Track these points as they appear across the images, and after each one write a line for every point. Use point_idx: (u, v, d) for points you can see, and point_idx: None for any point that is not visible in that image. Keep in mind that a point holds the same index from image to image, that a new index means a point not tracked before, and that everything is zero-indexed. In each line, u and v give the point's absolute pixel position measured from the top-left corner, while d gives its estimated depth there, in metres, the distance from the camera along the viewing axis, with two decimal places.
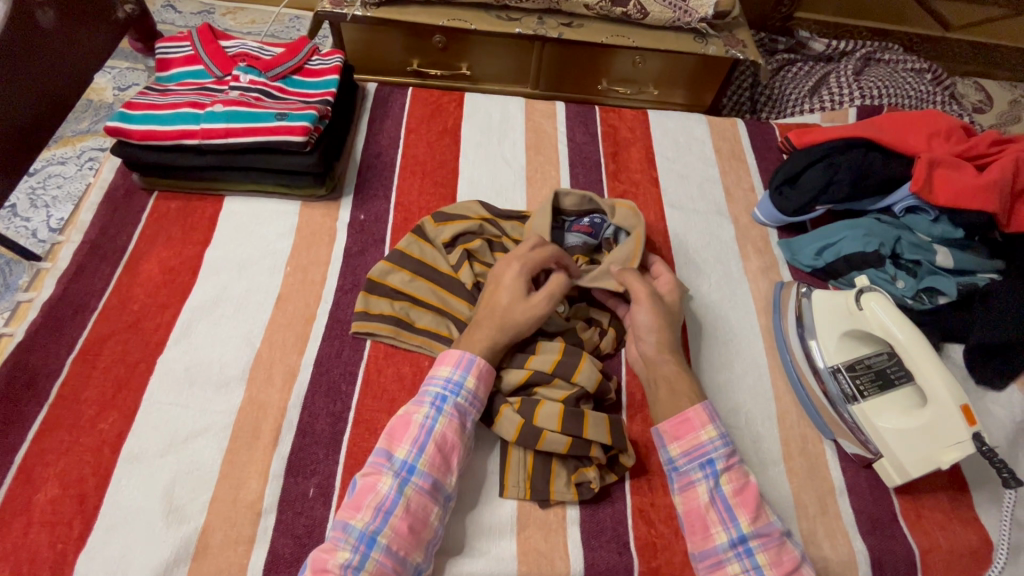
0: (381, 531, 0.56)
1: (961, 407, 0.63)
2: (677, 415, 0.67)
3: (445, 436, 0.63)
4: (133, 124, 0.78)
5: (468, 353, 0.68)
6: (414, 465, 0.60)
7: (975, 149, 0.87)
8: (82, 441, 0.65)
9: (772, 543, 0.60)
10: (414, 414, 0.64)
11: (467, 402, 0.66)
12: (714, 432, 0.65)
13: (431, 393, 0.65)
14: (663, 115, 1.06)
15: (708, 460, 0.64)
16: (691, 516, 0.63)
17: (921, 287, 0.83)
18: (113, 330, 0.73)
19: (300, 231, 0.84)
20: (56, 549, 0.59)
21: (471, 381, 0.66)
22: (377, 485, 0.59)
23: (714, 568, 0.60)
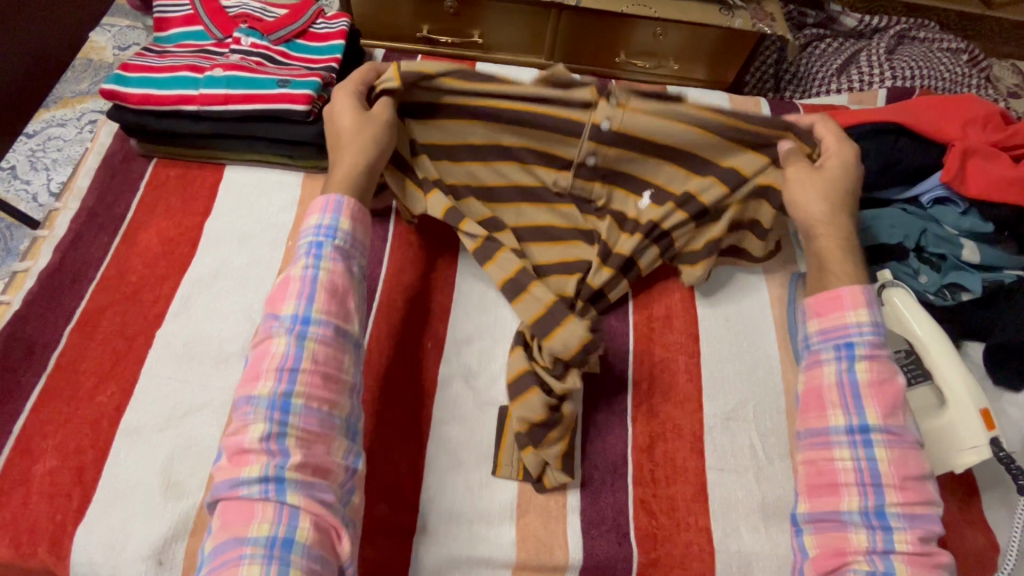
0: (292, 392, 0.55)
1: (981, 410, 0.63)
2: (828, 291, 0.63)
3: (334, 282, 0.60)
4: (130, 87, 0.75)
5: (334, 196, 0.64)
6: (307, 316, 0.58)
7: (1012, 139, 0.83)
8: (81, 412, 0.64)
9: (897, 444, 0.58)
10: (292, 271, 0.61)
11: (348, 243, 0.63)
12: (865, 316, 0.61)
13: (293, 288, 0.59)
14: (684, 92, 1.01)
15: (846, 343, 0.61)
16: (810, 394, 0.63)
17: (945, 283, 0.80)
18: (112, 301, 0.72)
19: (302, 205, 0.82)
20: (56, 520, 0.59)
21: (343, 224, 0.63)
22: (272, 349, 0.57)
23: (818, 447, 0.60)
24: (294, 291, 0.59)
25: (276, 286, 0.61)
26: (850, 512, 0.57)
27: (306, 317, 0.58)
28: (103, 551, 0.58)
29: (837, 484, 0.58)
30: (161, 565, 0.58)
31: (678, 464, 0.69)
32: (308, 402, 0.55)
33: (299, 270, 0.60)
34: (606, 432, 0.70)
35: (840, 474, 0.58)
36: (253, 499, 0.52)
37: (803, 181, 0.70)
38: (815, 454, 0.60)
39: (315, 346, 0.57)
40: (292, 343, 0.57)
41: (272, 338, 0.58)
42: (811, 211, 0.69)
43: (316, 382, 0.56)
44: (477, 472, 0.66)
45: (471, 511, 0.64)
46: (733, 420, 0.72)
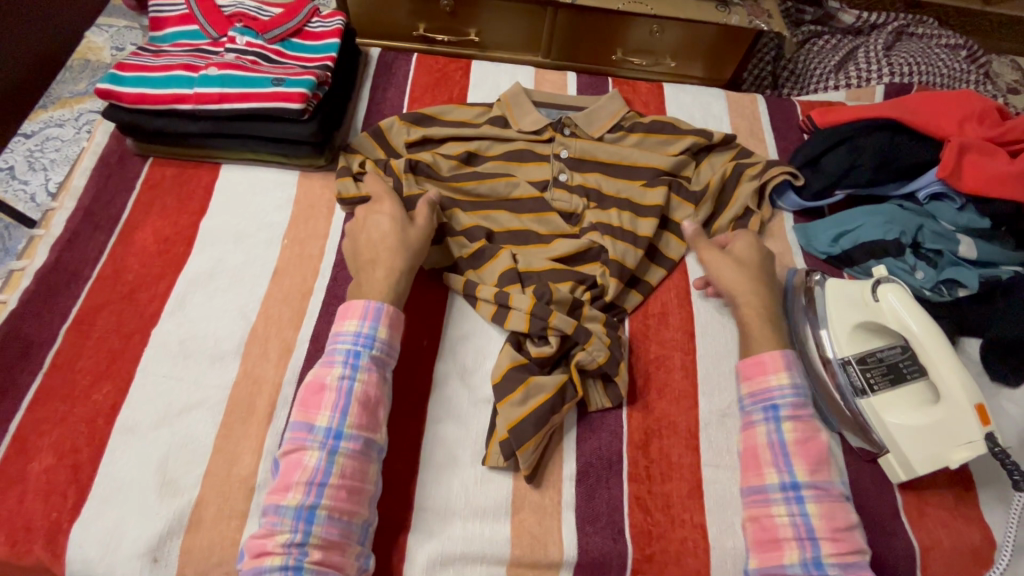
0: (318, 503, 0.56)
1: (975, 407, 0.62)
2: (752, 356, 0.69)
3: (367, 392, 0.62)
4: (125, 87, 0.75)
5: (375, 303, 0.66)
6: (339, 430, 0.59)
7: (1008, 134, 0.83)
8: (77, 410, 0.65)
9: (825, 495, 0.61)
10: (327, 378, 0.62)
11: (382, 352, 0.65)
12: (785, 379, 0.66)
13: (328, 399, 0.61)
14: (680, 89, 1.01)
15: (771, 405, 0.65)
16: (747, 454, 0.65)
17: (942, 279, 0.80)
18: (108, 300, 0.72)
19: (297, 203, 0.82)
20: (52, 518, 0.59)
21: (381, 332, 0.65)
22: (303, 459, 0.58)
23: (759, 504, 0.62)
24: (328, 402, 0.60)
25: (308, 391, 0.62)
26: (791, 565, 0.58)
27: (338, 430, 0.59)
28: (99, 549, 0.58)
29: (778, 539, 0.60)
30: (156, 562, 0.58)
31: (673, 461, 0.69)
32: (331, 512, 0.56)
33: (335, 377, 0.62)
34: (601, 429, 0.70)
35: (780, 528, 0.60)
36: None
37: (722, 266, 0.76)
38: (756, 510, 0.62)
39: (344, 461, 0.58)
40: (323, 458, 0.58)
41: (302, 446, 0.59)
42: (731, 281, 0.74)
43: (341, 496, 0.57)
44: (472, 469, 0.66)
45: (466, 509, 0.64)
46: (729, 415, 0.72)
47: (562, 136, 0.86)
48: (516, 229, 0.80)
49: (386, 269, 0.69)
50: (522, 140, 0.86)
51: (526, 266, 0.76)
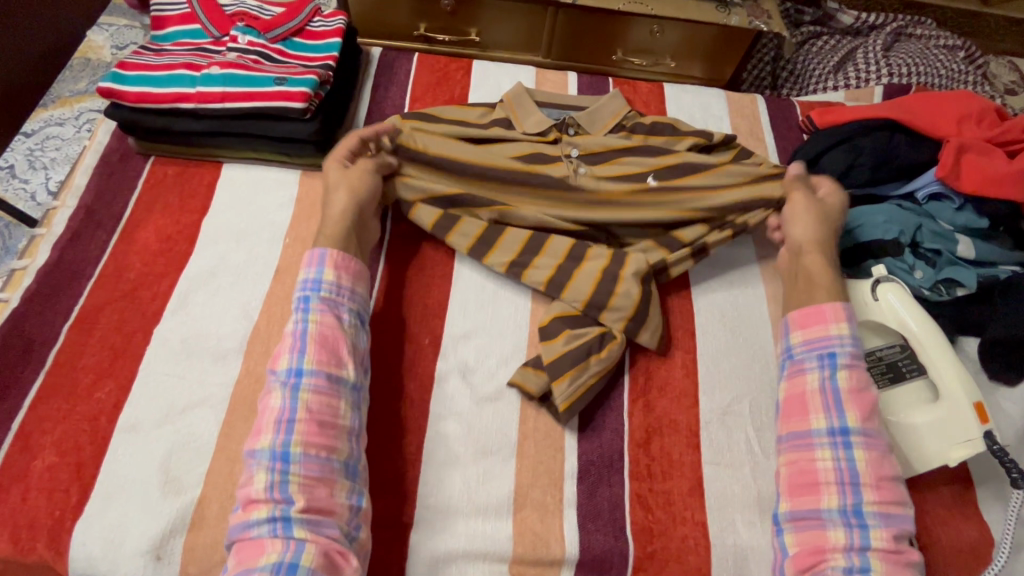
0: (291, 442, 0.57)
1: (975, 404, 0.63)
2: (812, 306, 0.69)
3: (322, 331, 0.64)
4: (127, 86, 0.75)
5: (320, 249, 0.69)
6: (300, 367, 0.61)
7: (1007, 134, 0.83)
8: (79, 409, 0.65)
9: (875, 444, 0.61)
10: (287, 327, 0.65)
11: (333, 292, 0.67)
12: (846, 331, 0.66)
13: (286, 343, 0.63)
14: (680, 89, 1.01)
15: (829, 353, 0.66)
16: (792, 400, 0.65)
17: (940, 278, 0.80)
18: (110, 298, 0.72)
19: (299, 202, 0.82)
20: (55, 516, 0.59)
21: (328, 274, 0.67)
22: (270, 402, 0.60)
23: (801, 449, 0.63)
24: (286, 347, 0.63)
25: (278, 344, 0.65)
26: (829, 510, 0.59)
27: (298, 370, 0.61)
28: (102, 546, 0.58)
29: (818, 483, 0.60)
30: (159, 559, 0.58)
31: (674, 459, 0.69)
32: (307, 450, 0.57)
33: (290, 325, 0.64)
34: (603, 427, 0.71)
35: (822, 473, 0.60)
36: (263, 536, 0.54)
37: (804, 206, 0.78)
38: (795, 455, 0.63)
39: (309, 397, 0.60)
40: (287, 396, 0.60)
41: (269, 391, 0.62)
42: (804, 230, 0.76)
43: (313, 431, 0.58)
44: (474, 467, 0.67)
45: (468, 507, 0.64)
46: (729, 414, 0.72)
47: (568, 137, 0.86)
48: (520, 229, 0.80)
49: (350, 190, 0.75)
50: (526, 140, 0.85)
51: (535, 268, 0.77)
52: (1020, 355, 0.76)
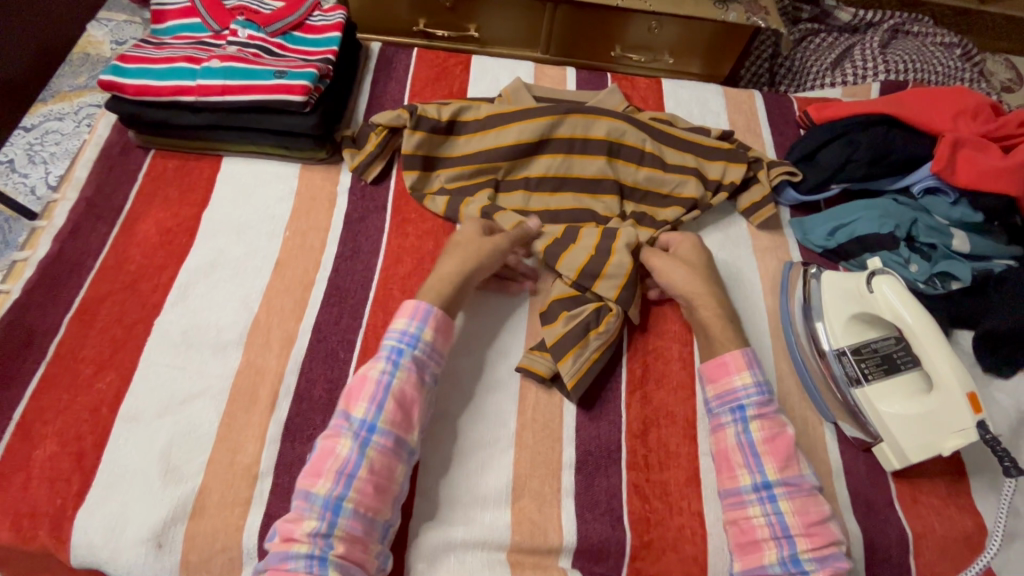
0: (347, 497, 0.57)
1: (967, 394, 0.63)
2: (715, 358, 0.70)
3: (404, 391, 0.62)
4: (128, 79, 0.76)
5: (425, 304, 0.67)
6: (374, 423, 0.60)
7: (1002, 129, 0.84)
8: (80, 399, 0.65)
9: (799, 494, 0.62)
10: (371, 370, 0.63)
11: (426, 353, 0.65)
12: (749, 378, 0.68)
13: (367, 390, 0.62)
14: (678, 84, 1.01)
15: (738, 406, 0.67)
16: (719, 456, 0.66)
17: (935, 272, 0.81)
18: (110, 290, 0.72)
19: (299, 195, 0.82)
20: (56, 505, 0.60)
21: (427, 333, 0.66)
22: (336, 448, 0.59)
23: (735, 506, 0.64)
24: (366, 395, 0.61)
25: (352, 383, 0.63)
26: (772, 566, 0.59)
27: (372, 425, 0.60)
28: (103, 534, 0.59)
29: (757, 540, 0.61)
30: (160, 548, 0.59)
31: (671, 449, 0.70)
32: (358, 507, 0.57)
33: (376, 371, 0.63)
34: (601, 418, 0.71)
35: (757, 530, 0.61)
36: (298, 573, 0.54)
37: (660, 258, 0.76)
38: (735, 513, 0.63)
39: (376, 456, 0.59)
40: (355, 449, 0.59)
41: (337, 434, 0.60)
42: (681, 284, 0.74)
43: (368, 491, 0.58)
44: (473, 458, 0.67)
45: (468, 498, 0.65)
46: None
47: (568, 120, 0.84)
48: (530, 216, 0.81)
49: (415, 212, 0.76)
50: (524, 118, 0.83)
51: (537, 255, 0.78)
52: (1014, 347, 0.77)
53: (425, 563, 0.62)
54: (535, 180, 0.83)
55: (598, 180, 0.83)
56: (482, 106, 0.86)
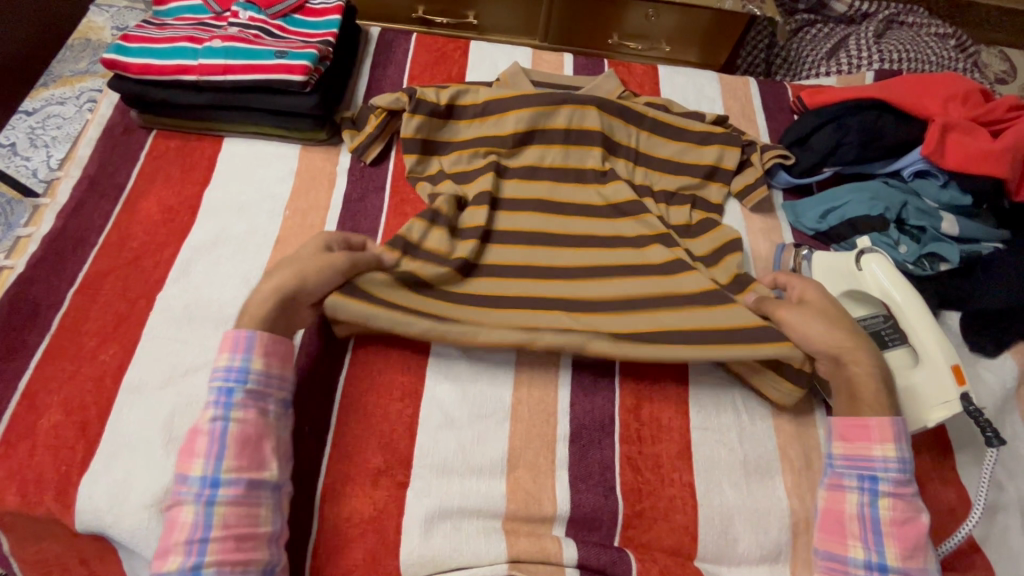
0: (203, 561, 0.54)
1: (951, 366, 0.66)
2: (857, 421, 0.65)
3: (244, 431, 0.59)
4: (131, 57, 0.77)
5: (244, 332, 0.62)
6: (216, 478, 0.57)
7: (991, 114, 0.85)
8: (84, 370, 0.66)
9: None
10: (201, 422, 0.59)
11: (261, 382, 0.62)
12: (891, 452, 0.63)
13: (199, 445, 0.58)
14: (674, 71, 1.03)
15: (871, 476, 0.63)
16: (829, 515, 0.64)
17: (924, 253, 0.82)
18: (113, 266, 0.73)
19: (299, 175, 0.83)
20: (61, 471, 0.61)
21: (255, 363, 0.61)
22: (180, 516, 0.56)
23: (833, 571, 0.62)
24: (200, 451, 0.58)
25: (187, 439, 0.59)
26: None
27: (214, 478, 0.57)
28: (107, 500, 0.60)
29: None
30: (163, 513, 0.60)
31: (664, 424, 0.71)
32: (220, 567, 0.55)
33: (206, 421, 0.59)
34: (595, 393, 0.73)
35: None
36: None
37: (800, 318, 0.67)
38: None
39: (225, 510, 0.56)
40: (200, 510, 0.56)
41: (178, 501, 0.57)
42: (825, 338, 0.66)
43: (230, 546, 0.55)
44: (469, 430, 0.68)
45: (466, 468, 0.66)
46: (717, 382, 0.74)
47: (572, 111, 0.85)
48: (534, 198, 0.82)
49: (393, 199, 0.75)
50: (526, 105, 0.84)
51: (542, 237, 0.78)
52: (1000, 326, 0.79)
53: (420, 531, 0.63)
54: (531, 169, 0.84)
55: (592, 170, 0.84)
56: (476, 91, 0.87)
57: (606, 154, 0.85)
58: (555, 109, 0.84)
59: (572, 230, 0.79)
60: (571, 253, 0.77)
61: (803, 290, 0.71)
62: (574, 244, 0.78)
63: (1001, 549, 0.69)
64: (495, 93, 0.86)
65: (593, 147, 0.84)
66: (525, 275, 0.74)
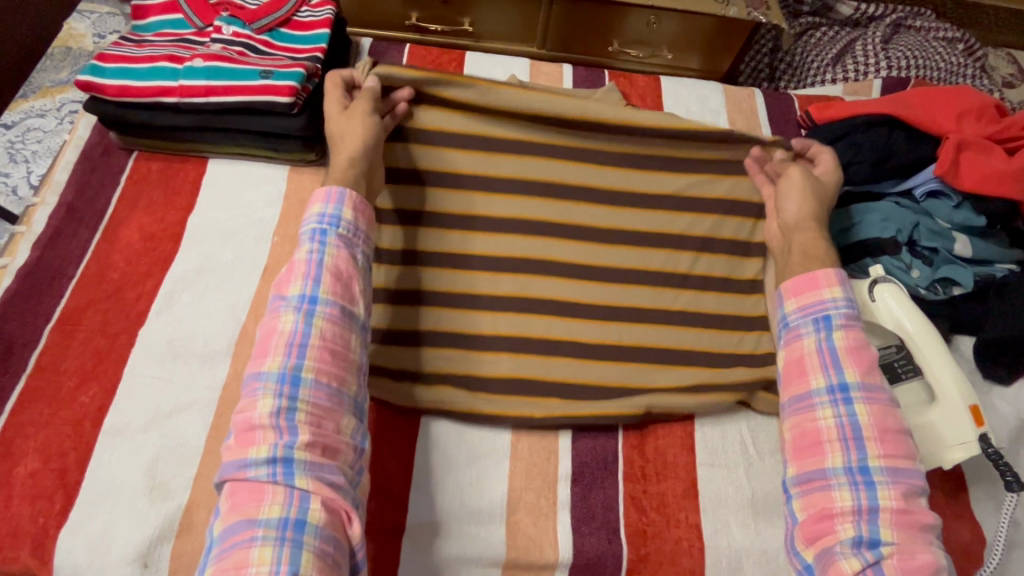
0: (302, 369, 0.54)
1: (970, 407, 0.64)
2: (804, 273, 0.63)
3: (339, 266, 0.59)
4: (108, 79, 0.73)
5: (339, 186, 0.62)
6: (314, 296, 0.57)
7: (1006, 131, 0.82)
8: (61, 413, 0.63)
9: (903, 488, 0.54)
10: (298, 255, 0.59)
11: (350, 232, 0.61)
12: (839, 295, 0.61)
13: (262, 406, 0.52)
14: (677, 82, 0.99)
15: (836, 372, 0.59)
16: (801, 432, 0.59)
17: (937, 277, 0.79)
18: (92, 299, 0.70)
19: (288, 199, 0.80)
20: (38, 523, 0.58)
21: (346, 212, 0.61)
22: (278, 327, 0.56)
23: (816, 489, 0.56)
24: (263, 410, 0.52)
25: (243, 410, 0.54)
26: (844, 540, 0.53)
27: (295, 376, 0.53)
28: (87, 554, 0.57)
29: (832, 517, 0.54)
30: (146, 567, 0.57)
31: (669, 460, 0.69)
32: (318, 377, 0.54)
33: (269, 383, 0.53)
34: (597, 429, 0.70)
35: (839, 509, 0.54)
36: (262, 482, 0.50)
37: (791, 180, 0.72)
38: (813, 498, 0.56)
39: (324, 325, 0.56)
40: (299, 322, 0.56)
41: (244, 470, 0.51)
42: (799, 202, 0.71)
43: (326, 359, 0.55)
44: (467, 470, 0.66)
45: (464, 512, 0.64)
46: (723, 415, 0.72)
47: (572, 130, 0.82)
48: (533, 221, 0.78)
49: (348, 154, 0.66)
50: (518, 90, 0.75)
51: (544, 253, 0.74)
52: (1015, 354, 0.76)
53: None
54: (521, 175, 0.76)
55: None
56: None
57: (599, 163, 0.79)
58: (541, 119, 0.79)
59: (568, 254, 0.75)
60: (566, 283, 0.74)
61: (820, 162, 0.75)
62: (569, 274, 0.74)
63: None
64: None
65: (579, 160, 0.78)
66: (515, 307, 0.72)
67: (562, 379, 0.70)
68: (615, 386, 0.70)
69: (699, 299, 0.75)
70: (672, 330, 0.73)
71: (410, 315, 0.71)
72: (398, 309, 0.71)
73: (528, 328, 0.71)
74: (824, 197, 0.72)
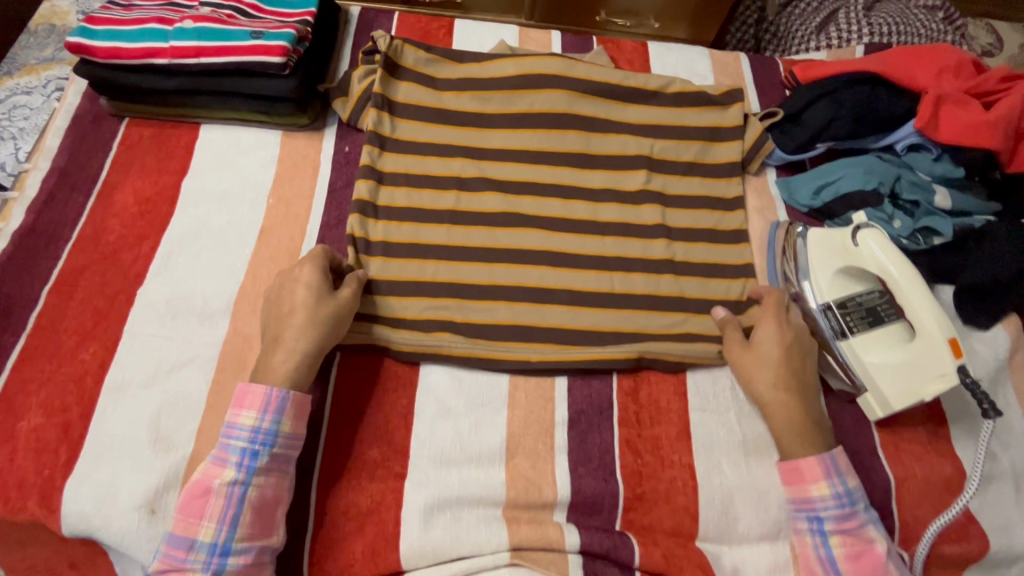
0: (233, 538, 0.56)
1: (949, 339, 0.65)
2: (790, 463, 0.64)
3: (288, 433, 0.61)
4: (98, 41, 0.73)
5: (275, 390, 0.60)
6: (247, 485, 0.58)
7: (983, 85, 0.85)
8: (63, 370, 0.64)
9: (854, 551, 0.61)
10: (241, 414, 0.59)
11: (286, 443, 0.60)
12: (827, 492, 0.62)
13: (212, 508, 0.56)
14: (664, 47, 1.00)
15: (815, 516, 0.63)
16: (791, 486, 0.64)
17: (918, 227, 0.83)
18: (90, 261, 0.70)
19: (282, 162, 0.81)
20: (44, 475, 0.59)
21: (283, 425, 0.60)
22: (213, 494, 0.57)
23: (790, 530, 0.65)
24: (213, 513, 0.56)
25: (188, 496, 0.57)
26: None
27: (225, 547, 0.56)
28: (95, 502, 0.58)
29: (807, 574, 0.63)
30: (154, 514, 0.59)
31: (662, 406, 0.71)
32: (248, 542, 0.57)
33: (222, 483, 0.57)
34: (592, 376, 0.72)
35: (805, 558, 0.63)
36: None
37: (748, 365, 0.68)
38: (790, 537, 0.65)
39: (255, 493, 0.58)
40: (236, 495, 0.57)
41: (181, 567, 0.55)
42: (764, 366, 0.68)
43: (256, 530, 0.57)
44: (467, 418, 0.67)
45: (466, 457, 0.65)
46: (714, 362, 0.74)
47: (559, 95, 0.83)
48: (525, 179, 0.79)
49: (289, 352, 0.63)
50: (513, 73, 0.84)
51: (536, 211, 0.77)
52: (993, 298, 0.79)
53: (419, 522, 0.62)
54: (515, 147, 0.81)
55: (577, 152, 0.82)
56: (449, 65, 0.84)
57: (587, 132, 0.83)
58: (530, 91, 0.83)
59: (559, 209, 0.78)
60: (558, 237, 0.76)
61: (760, 332, 0.70)
62: (559, 228, 0.77)
63: (995, 518, 0.70)
64: (471, 70, 0.84)
65: (568, 129, 0.83)
66: (509, 259, 0.74)
67: (556, 329, 0.71)
68: (609, 334, 0.72)
69: (685, 251, 0.78)
70: (663, 281, 0.75)
71: (408, 269, 0.73)
72: (395, 263, 0.73)
73: (523, 282, 0.73)
74: (780, 353, 0.68)
